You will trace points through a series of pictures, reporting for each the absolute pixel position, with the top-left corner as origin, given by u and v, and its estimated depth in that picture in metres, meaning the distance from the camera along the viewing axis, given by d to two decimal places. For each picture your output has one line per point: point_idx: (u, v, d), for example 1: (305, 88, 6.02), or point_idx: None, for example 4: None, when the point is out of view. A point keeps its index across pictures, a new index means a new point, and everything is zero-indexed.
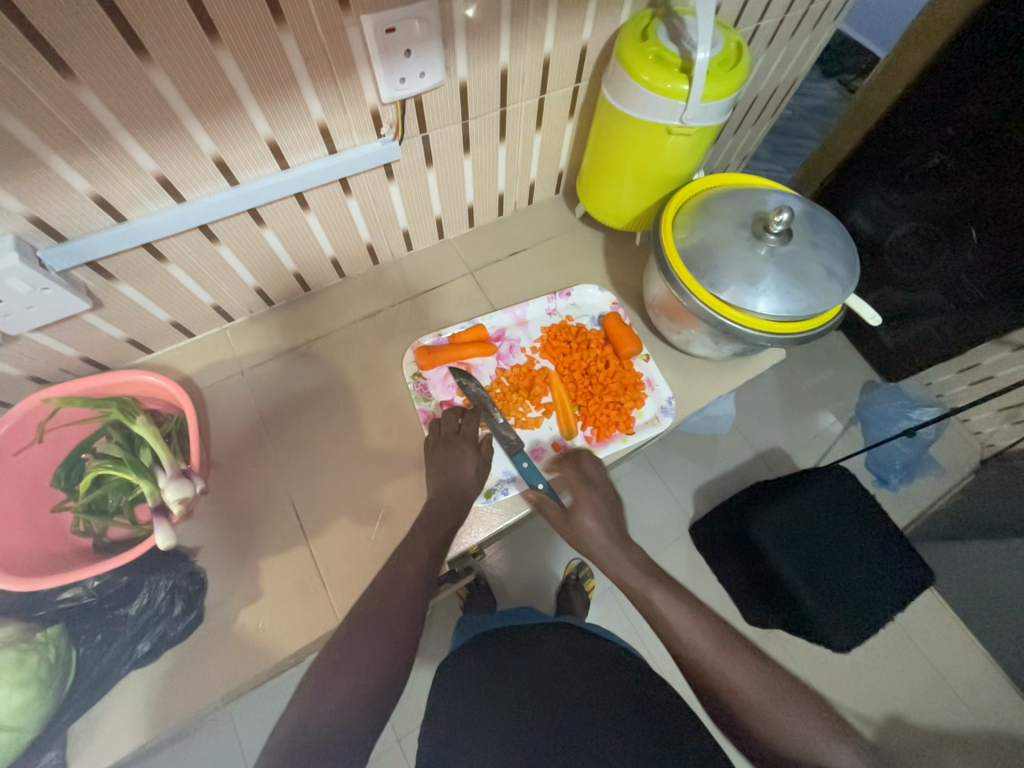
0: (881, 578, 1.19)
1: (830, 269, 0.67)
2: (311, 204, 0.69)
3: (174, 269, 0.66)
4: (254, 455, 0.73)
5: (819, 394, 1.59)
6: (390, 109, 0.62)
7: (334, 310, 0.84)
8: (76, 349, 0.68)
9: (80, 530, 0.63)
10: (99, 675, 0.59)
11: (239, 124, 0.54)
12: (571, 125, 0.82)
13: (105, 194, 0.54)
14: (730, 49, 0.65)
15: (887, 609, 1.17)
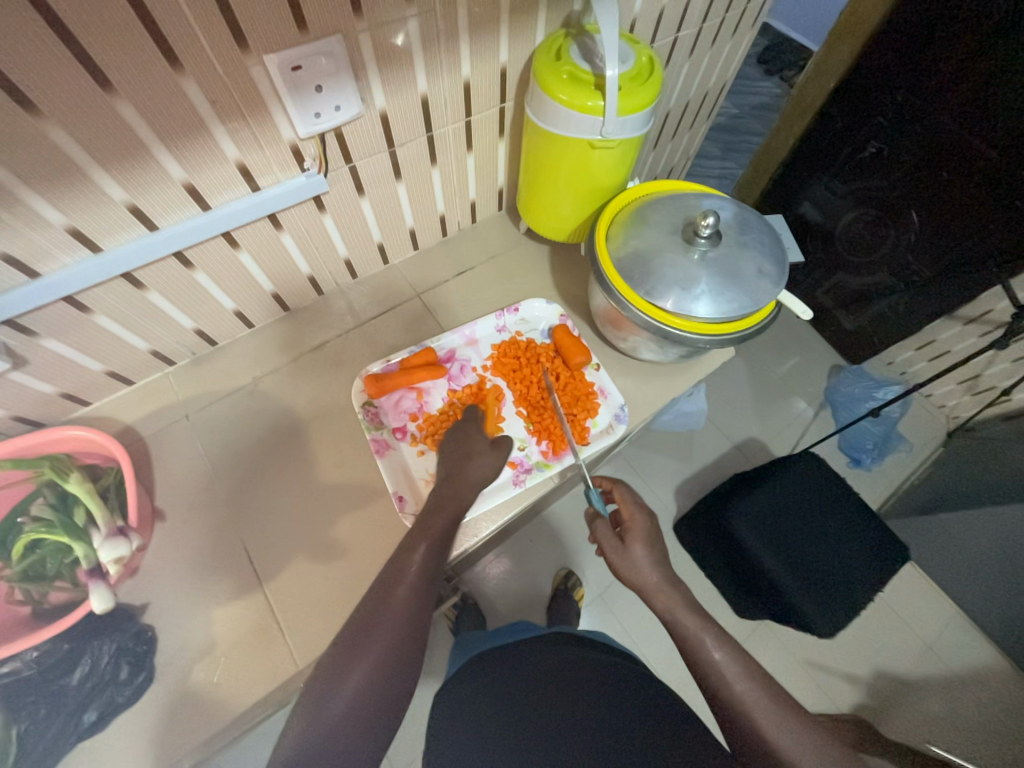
0: (859, 560, 1.20)
1: (760, 268, 0.69)
2: (242, 242, 0.68)
3: (102, 318, 0.64)
4: (202, 501, 0.71)
5: (787, 382, 1.62)
6: (310, 143, 0.62)
7: (282, 344, 0.83)
8: (4, 409, 0.65)
9: (18, 598, 0.60)
10: (43, 751, 0.56)
11: (150, 170, 0.54)
12: (503, 145, 0.83)
13: (13, 251, 0.52)
14: (642, 63, 0.66)
15: (867, 589, 1.18)
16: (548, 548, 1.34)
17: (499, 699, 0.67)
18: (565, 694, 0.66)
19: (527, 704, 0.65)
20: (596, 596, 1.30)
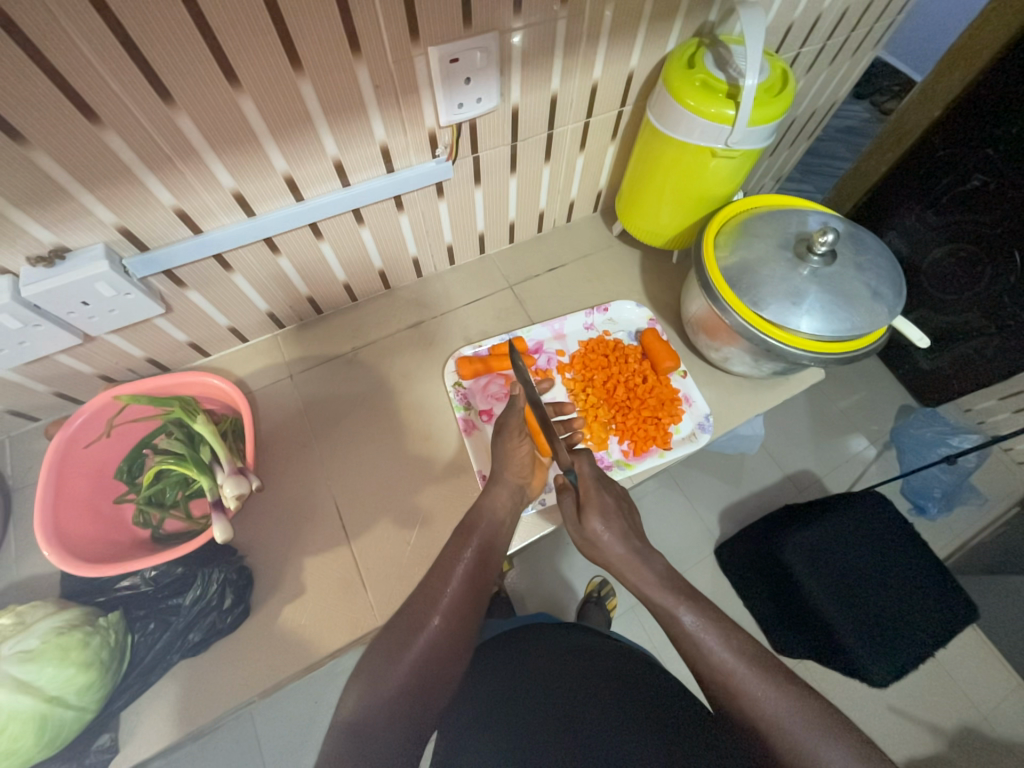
0: (922, 609, 1.14)
1: (875, 289, 0.67)
2: (366, 219, 0.73)
3: (238, 277, 0.70)
4: (298, 455, 0.76)
5: (852, 416, 1.55)
6: (446, 132, 0.66)
7: (377, 320, 0.88)
8: (143, 350, 0.72)
9: (140, 522, 0.66)
10: (152, 662, 0.61)
11: (310, 145, 0.59)
12: (612, 148, 0.85)
13: (185, 207, 0.58)
14: (775, 76, 0.67)
15: (929, 641, 1.12)
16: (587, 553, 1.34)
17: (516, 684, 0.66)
18: (583, 679, 0.64)
19: (544, 693, 0.63)
20: (631, 607, 1.29)
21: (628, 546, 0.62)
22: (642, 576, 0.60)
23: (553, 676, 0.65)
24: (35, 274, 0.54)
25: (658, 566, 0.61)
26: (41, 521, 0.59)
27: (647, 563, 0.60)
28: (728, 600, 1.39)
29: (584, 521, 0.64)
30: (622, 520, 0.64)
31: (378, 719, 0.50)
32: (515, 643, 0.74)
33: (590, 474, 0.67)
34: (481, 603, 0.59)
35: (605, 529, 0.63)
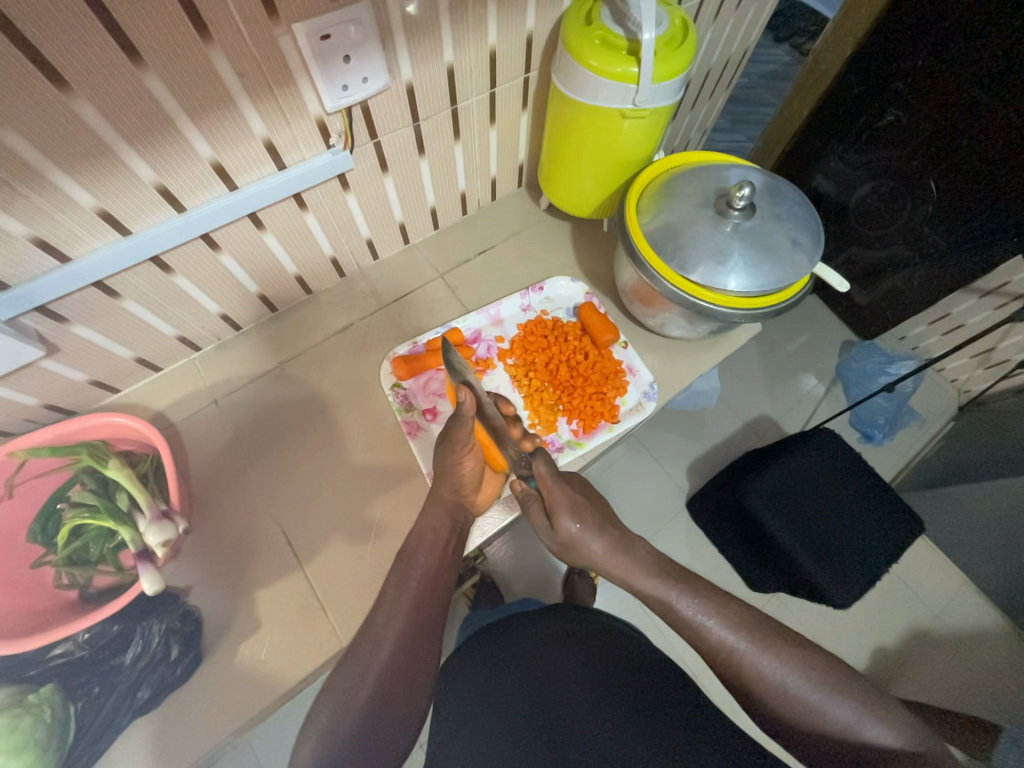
0: (874, 532, 1.21)
1: (795, 238, 0.68)
2: (267, 223, 0.67)
3: (131, 303, 0.64)
4: (236, 483, 0.72)
5: (799, 358, 1.61)
6: (337, 119, 0.61)
7: (305, 328, 0.82)
8: (38, 397, 0.65)
9: (64, 583, 0.61)
10: (100, 727, 0.57)
11: (179, 149, 0.52)
12: (526, 117, 0.81)
13: (44, 235, 0.51)
14: (676, 27, 0.64)
15: (881, 562, 1.20)
16: None
17: (496, 682, 0.64)
18: (573, 668, 0.62)
19: (527, 687, 0.61)
20: None
21: (607, 541, 0.62)
22: (623, 564, 0.61)
23: (542, 668, 0.63)
24: None
25: (640, 553, 0.62)
26: None
27: (630, 554, 0.61)
28: (702, 550, 1.45)
29: (555, 525, 0.62)
30: (593, 513, 0.64)
31: (359, 738, 0.52)
32: (503, 631, 0.72)
33: (548, 472, 0.63)
34: (438, 613, 0.59)
35: (578, 526, 0.62)
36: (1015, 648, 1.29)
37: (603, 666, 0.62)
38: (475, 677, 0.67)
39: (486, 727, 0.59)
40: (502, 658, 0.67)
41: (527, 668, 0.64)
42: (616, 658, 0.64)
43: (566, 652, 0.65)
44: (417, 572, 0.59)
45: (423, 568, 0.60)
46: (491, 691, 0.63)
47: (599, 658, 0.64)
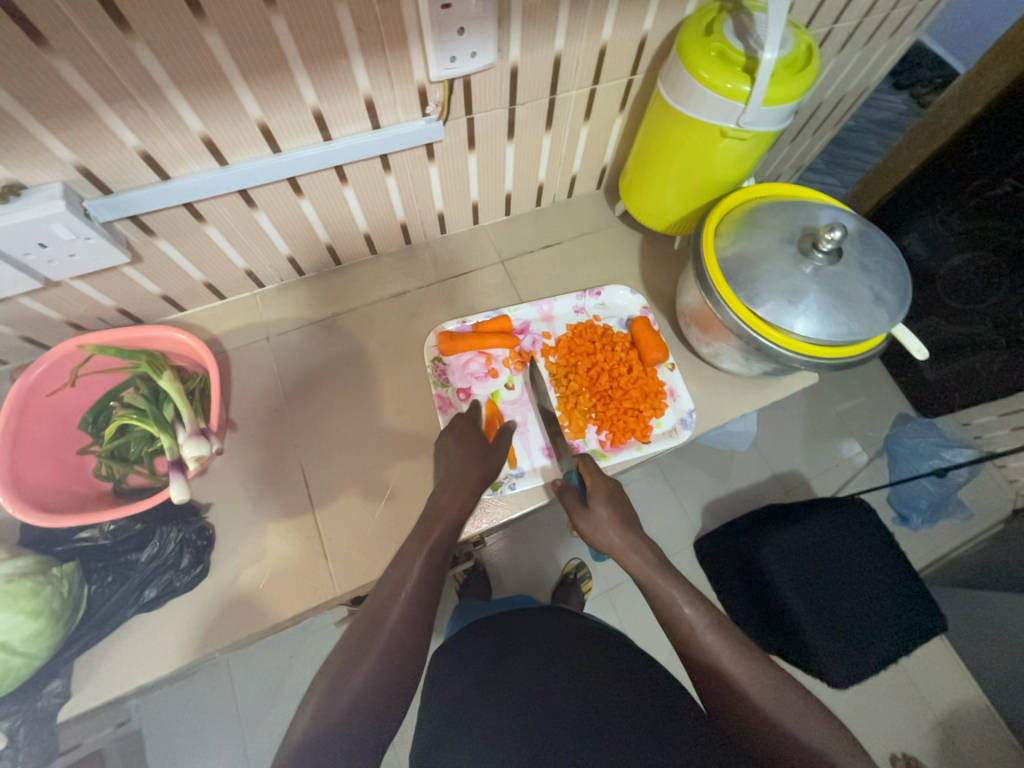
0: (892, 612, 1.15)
1: (879, 294, 0.64)
2: (350, 178, 0.69)
3: (212, 229, 0.67)
4: (271, 419, 0.75)
5: (847, 421, 1.53)
6: (437, 88, 0.61)
7: (362, 286, 0.85)
8: (112, 300, 0.70)
9: (101, 473, 0.65)
10: (107, 613, 0.62)
11: (287, 90, 0.54)
12: (620, 120, 0.80)
13: (151, 150, 0.54)
14: (799, 51, 0.61)
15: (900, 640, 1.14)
16: (565, 535, 1.33)
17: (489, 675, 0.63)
18: (563, 665, 0.62)
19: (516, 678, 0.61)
20: (604, 591, 1.30)
21: (624, 536, 0.64)
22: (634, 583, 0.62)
23: (535, 664, 0.62)
24: None
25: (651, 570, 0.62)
26: None
27: (642, 553, 0.62)
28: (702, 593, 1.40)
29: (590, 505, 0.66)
30: (622, 503, 0.68)
31: (341, 725, 0.51)
32: (496, 631, 0.73)
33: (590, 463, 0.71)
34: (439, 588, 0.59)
35: (611, 510, 0.65)
36: None
37: (595, 665, 0.61)
38: (466, 671, 0.66)
39: (472, 720, 0.58)
40: (498, 653, 0.67)
41: (520, 662, 0.63)
42: (607, 657, 0.63)
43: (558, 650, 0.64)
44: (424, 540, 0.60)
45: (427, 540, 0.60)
46: (480, 684, 0.63)
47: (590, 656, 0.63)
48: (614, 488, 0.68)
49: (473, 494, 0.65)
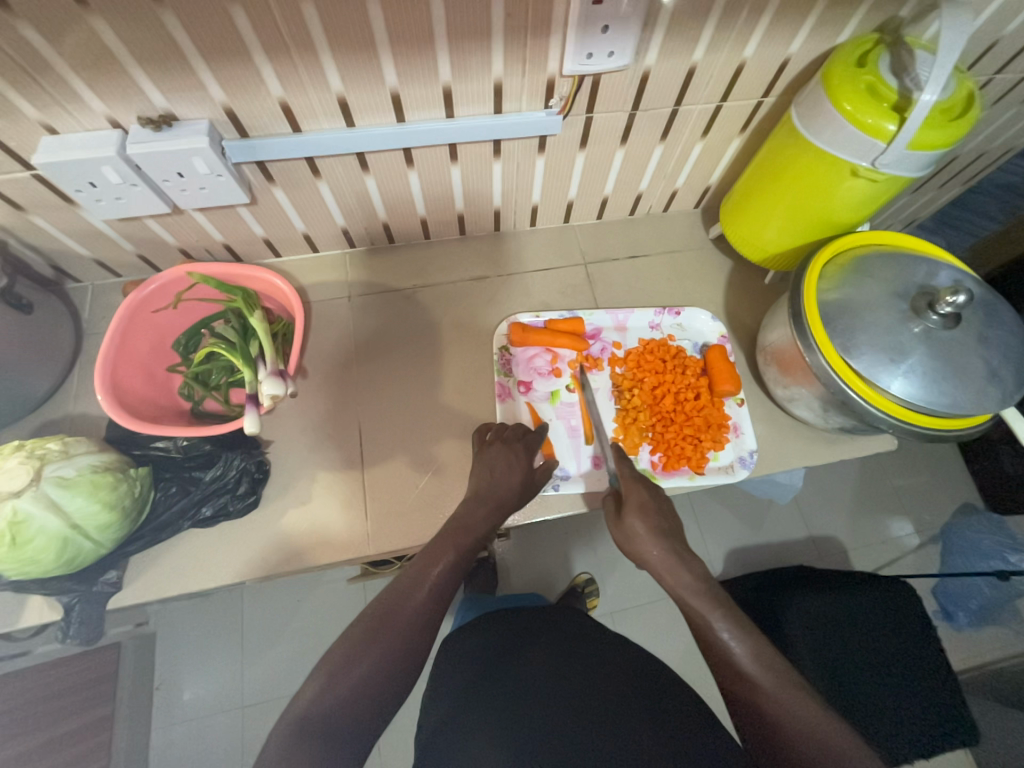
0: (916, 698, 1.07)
1: (993, 370, 0.59)
2: (460, 157, 0.70)
3: (324, 186, 0.70)
4: (338, 373, 0.78)
5: (904, 497, 1.42)
6: (566, 83, 0.61)
7: (443, 263, 0.86)
8: (223, 235, 0.75)
9: (185, 393, 0.71)
10: (166, 521, 0.66)
11: (425, 65, 0.56)
12: (738, 141, 0.77)
13: (291, 102, 0.57)
14: (959, 97, 0.57)
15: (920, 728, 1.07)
16: (582, 547, 1.31)
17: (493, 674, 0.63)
18: (566, 672, 0.60)
19: (518, 681, 0.60)
20: (609, 612, 1.27)
21: (665, 545, 0.61)
22: (679, 579, 0.59)
23: (544, 670, 0.61)
24: (143, 134, 0.56)
25: (697, 570, 0.60)
26: (100, 368, 0.64)
27: (688, 565, 0.60)
28: None
29: (622, 516, 0.65)
30: (662, 518, 0.64)
31: (343, 714, 0.47)
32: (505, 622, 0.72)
33: (628, 473, 0.69)
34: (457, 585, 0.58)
35: (644, 525, 0.63)
36: None
37: (596, 673, 0.60)
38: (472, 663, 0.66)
39: (472, 721, 0.58)
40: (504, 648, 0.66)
41: (526, 661, 0.63)
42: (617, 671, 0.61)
43: (569, 656, 0.63)
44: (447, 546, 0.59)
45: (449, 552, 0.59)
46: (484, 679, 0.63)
47: (602, 669, 0.61)
48: (651, 501, 0.65)
49: (515, 499, 0.65)
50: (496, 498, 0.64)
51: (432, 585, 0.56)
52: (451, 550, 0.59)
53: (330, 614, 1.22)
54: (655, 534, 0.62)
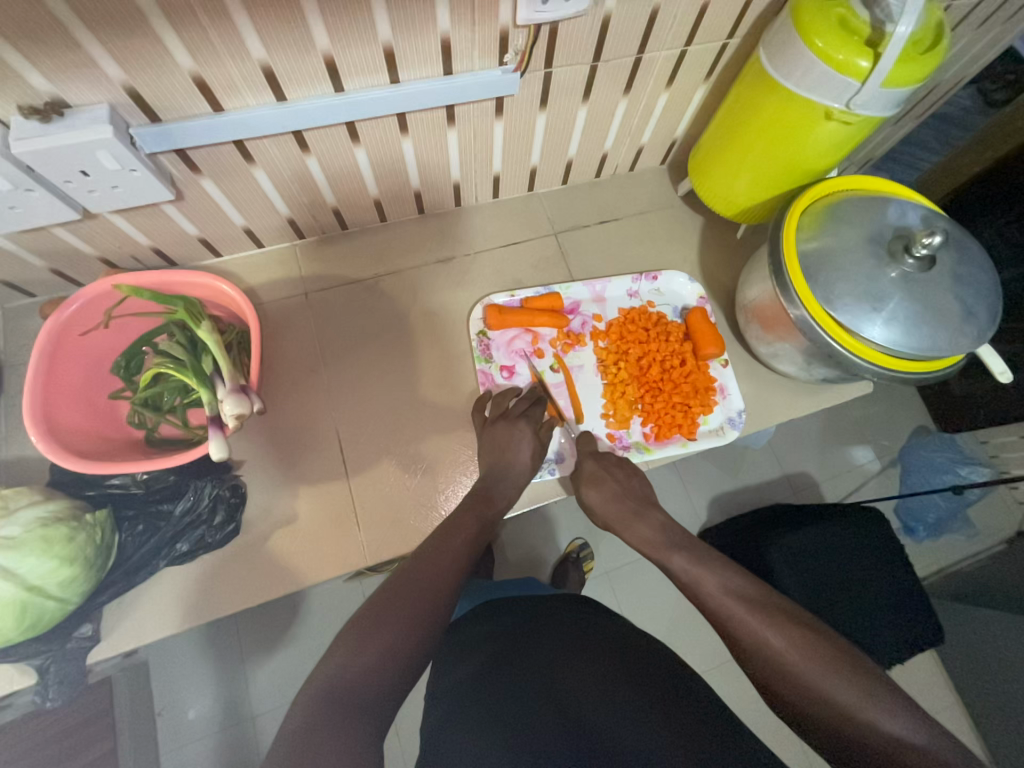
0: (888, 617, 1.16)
1: (968, 309, 0.59)
2: (411, 128, 0.63)
3: (260, 172, 0.62)
4: (305, 378, 0.72)
5: (867, 428, 1.50)
6: (521, 34, 0.55)
7: (403, 246, 0.80)
8: (150, 239, 0.66)
9: (135, 421, 0.64)
10: (137, 563, 0.61)
11: (361, 20, 0.48)
12: (703, 90, 0.73)
13: (207, 76, 0.49)
14: (928, 29, 0.55)
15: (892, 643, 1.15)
16: (573, 516, 1.32)
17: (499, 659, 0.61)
18: (574, 653, 0.59)
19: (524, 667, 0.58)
20: (607, 574, 1.30)
21: (622, 504, 0.66)
22: (637, 532, 0.64)
23: (551, 650, 0.60)
24: (29, 128, 0.47)
25: (654, 522, 0.64)
26: (30, 408, 0.56)
27: (643, 521, 0.64)
28: None
29: (580, 489, 0.69)
30: (612, 481, 0.68)
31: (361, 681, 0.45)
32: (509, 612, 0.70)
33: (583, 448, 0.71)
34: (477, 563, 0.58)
35: (595, 491, 0.67)
36: None
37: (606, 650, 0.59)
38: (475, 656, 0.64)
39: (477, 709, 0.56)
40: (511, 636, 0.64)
41: (536, 645, 0.61)
42: (624, 642, 0.61)
43: (577, 638, 0.62)
44: None
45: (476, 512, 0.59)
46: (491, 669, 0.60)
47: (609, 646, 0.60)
48: (603, 469, 0.69)
49: (527, 469, 0.66)
50: (511, 472, 0.65)
51: (455, 555, 0.57)
52: (473, 521, 0.60)
53: (328, 618, 1.19)
54: (608, 494, 0.67)
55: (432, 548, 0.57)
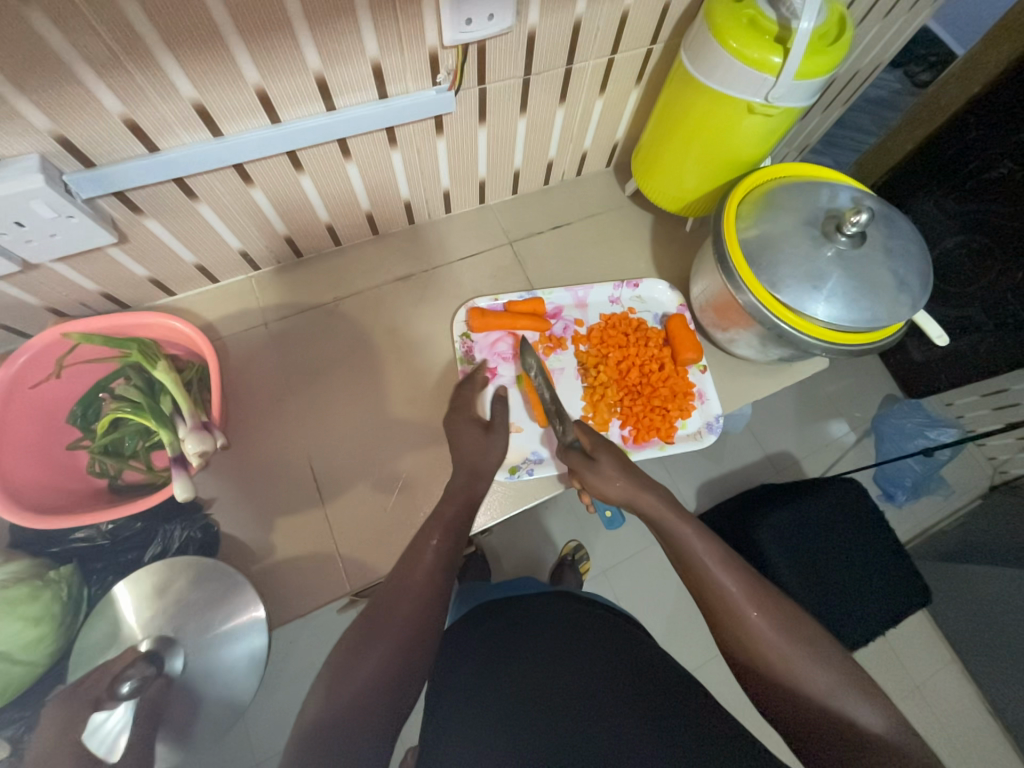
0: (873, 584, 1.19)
1: (901, 279, 0.63)
2: (353, 151, 0.64)
3: (204, 207, 0.62)
4: (272, 409, 0.72)
5: (839, 402, 1.54)
6: (450, 54, 0.57)
7: (362, 267, 0.80)
8: (98, 284, 0.65)
9: (96, 470, 0.62)
10: None
11: (288, 52, 0.49)
12: (636, 93, 0.76)
13: (138, 118, 0.49)
14: (831, 22, 0.58)
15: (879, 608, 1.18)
16: (564, 519, 1.32)
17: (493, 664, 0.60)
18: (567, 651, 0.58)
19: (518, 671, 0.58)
20: (603, 572, 1.30)
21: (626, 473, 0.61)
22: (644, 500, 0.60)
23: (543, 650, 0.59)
24: None
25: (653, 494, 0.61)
26: None
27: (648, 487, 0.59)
28: None
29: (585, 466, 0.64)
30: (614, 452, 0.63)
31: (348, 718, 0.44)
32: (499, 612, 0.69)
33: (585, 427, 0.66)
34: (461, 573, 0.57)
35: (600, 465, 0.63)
36: (990, 736, 1.25)
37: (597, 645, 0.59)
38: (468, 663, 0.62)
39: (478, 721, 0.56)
40: (503, 638, 0.63)
41: (528, 646, 0.60)
42: (615, 635, 0.61)
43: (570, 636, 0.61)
44: (448, 518, 0.59)
45: (452, 524, 0.59)
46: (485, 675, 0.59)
47: (601, 640, 0.60)
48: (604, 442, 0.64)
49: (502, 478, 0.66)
50: (487, 482, 0.65)
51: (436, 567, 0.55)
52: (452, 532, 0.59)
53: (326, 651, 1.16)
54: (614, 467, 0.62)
55: (411, 562, 0.55)
